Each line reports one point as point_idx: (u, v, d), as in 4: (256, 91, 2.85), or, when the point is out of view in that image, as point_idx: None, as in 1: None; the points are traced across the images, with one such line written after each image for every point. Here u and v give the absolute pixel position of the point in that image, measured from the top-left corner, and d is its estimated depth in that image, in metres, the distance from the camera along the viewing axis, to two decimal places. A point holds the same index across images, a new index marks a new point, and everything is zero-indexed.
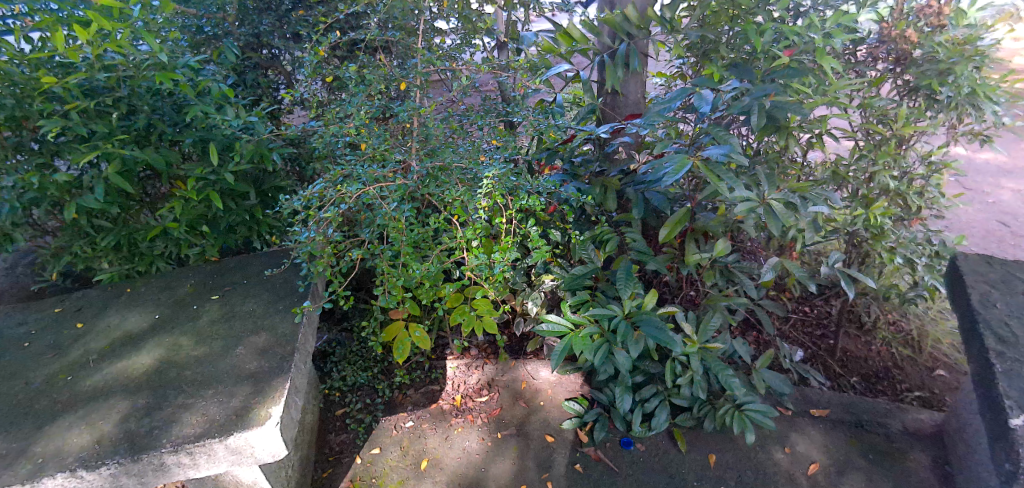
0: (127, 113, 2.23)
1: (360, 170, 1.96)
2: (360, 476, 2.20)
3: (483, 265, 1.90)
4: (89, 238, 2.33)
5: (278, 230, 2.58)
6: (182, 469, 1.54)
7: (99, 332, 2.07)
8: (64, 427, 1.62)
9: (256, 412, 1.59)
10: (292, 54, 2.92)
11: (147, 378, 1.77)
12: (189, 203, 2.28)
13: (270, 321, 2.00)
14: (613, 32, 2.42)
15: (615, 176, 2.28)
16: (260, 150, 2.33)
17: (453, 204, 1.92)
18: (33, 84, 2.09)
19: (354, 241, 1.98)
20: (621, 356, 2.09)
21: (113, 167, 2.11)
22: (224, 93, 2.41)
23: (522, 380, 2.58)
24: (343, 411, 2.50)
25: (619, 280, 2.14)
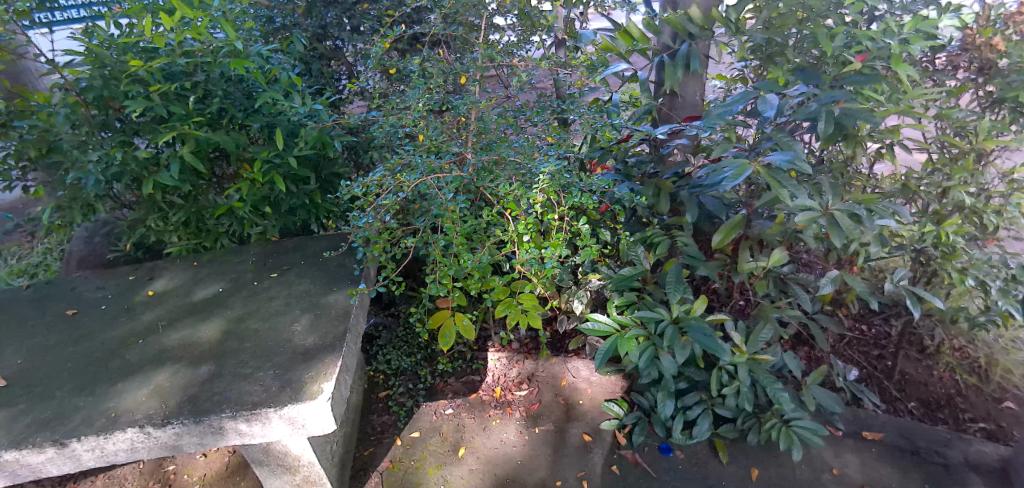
0: (203, 97, 2.36)
1: (418, 160, 2.00)
2: (400, 458, 2.26)
3: (533, 260, 1.92)
4: (161, 213, 2.50)
5: (335, 216, 2.67)
6: (239, 435, 1.63)
7: (168, 301, 2.21)
8: (134, 387, 1.74)
9: (309, 387, 1.65)
10: (357, 47, 3.02)
11: (209, 347, 1.88)
12: (254, 185, 2.39)
13: (324, 300, 2.07)
14: (675, 32, 2.38)
15: (669, 178, 2.25)
16: (323, 137, 2.41)
17: (506, 198, 1.93)
18: (120, 67, 2.26)
19: (408, 230, 2.03)
20: (666, 361, 2.06)
21: (188, 147, 2.25)
22: (291, 81, 2.51)
23: (563, 378, 2.58)
24: (386, 393, 2.58)
25: (668, 284, 2.10)
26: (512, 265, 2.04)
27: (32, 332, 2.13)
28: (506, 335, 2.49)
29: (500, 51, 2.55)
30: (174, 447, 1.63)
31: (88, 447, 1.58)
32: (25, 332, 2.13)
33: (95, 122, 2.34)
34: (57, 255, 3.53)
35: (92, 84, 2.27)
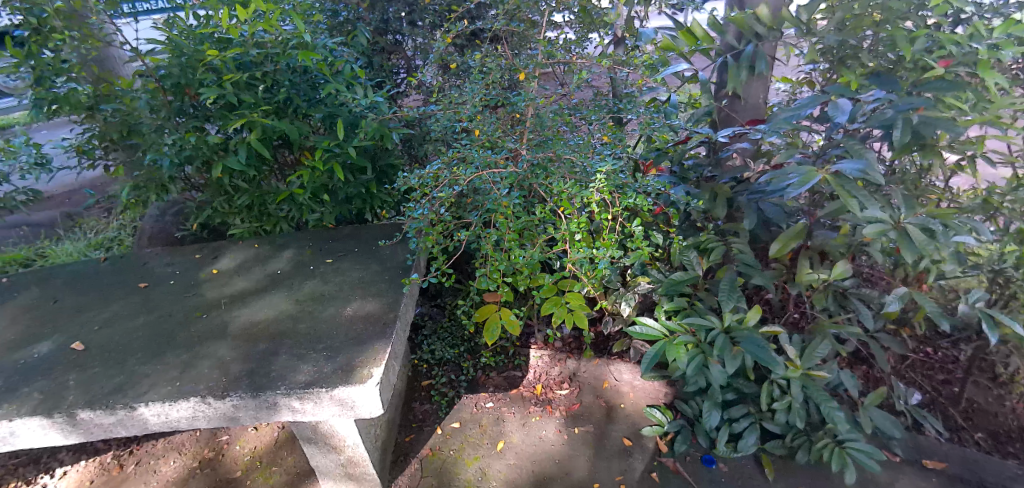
0: (271, 86, 2.45)
1: (474, 155, 2.01)
2: (439, 447, 2.31)
3: (584, 260, 1.91)
4: (227, 197, 2.65)
5: (389, 206, 2.73)
6: (291, 412, 1.70)
7: (230, 280, 2.33)
8: (198, 358, 1.84)
9: (359, 371, 1.69)
10: (417, 41, 3.08)
11: (267, 326, 1.97)
12: (315, 173, 2.48)
13: (375, 288, 2.13)
14: (741, 32, 2.30)
15: (727, 183, 2.18)
16: (382, 129, 2.47)
17: (560, 195, 1.92)
18: (197, 56, 2.39)
19: (461, 223, 2.06)
20: (716, 370, 2.00)
21: (255, 134, 2.35)
22: (354, 74, 2.58)
23: (605, 380, 2.56)
24: (428, 383, 2.63)
25: (721, 292, 2.05)
26: (562, 263, 2.03)
27: (109, 301, 2.29)
28: (551, 333, 2.49)
29: (556, 48, 2.54)
30: (231, 418, 1.71)
31: (155, 412, 1.69)
32: (102, 301, 2.30)
33: (172, 108, 2.48)
34: (131, 230, 3.79)
35: (171, 72, 2.41)
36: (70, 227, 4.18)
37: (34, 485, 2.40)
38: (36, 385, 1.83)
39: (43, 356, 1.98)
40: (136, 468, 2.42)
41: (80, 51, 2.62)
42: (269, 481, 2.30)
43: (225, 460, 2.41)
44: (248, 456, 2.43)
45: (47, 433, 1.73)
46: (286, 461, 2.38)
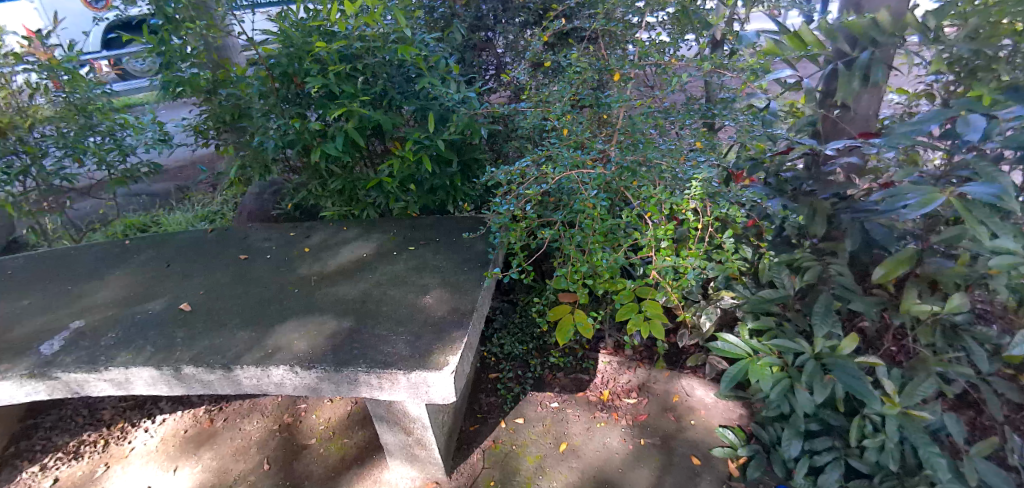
0: (370, 78, 2.56)
1: (564, 153, 2.00)
2: (503, 440, 2.35)
3: (669, 268, 1.86)
4: (322, 181, 2.81)
5: (471, 200, 2.77)
6: (369, 390, 1.77)
7: (319, 259, 2.46)
8: (288, 330, 1.96)
9: (435, 358, 1.74)
10: (509, 39, 3.10)
11: (351, 305, 2.07)
12: (404, 162, 2.56)
13: (454, 278, 2.18)
14: (857, 37, 2.14)
15: (829, 199, 2.04)
16: (471, 124, 2.51)
17: (649, 200, 1.87)
18: (305, 47, 2.54)
19: (543, 221, 2.06)
20: (803, 397, 1.89)
21: (353, 123, 2.46)
22: (448, 68, 2.63)
23: (675, 393, 2.49)
24: (496, 375, 2.67)
25: (815, 315, 1.93)
26: (645, 269, 2.00)
27: (213, 269, 2.50)
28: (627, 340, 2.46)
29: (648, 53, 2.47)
30: (314, 389, 1.81)
31: (249, 375, 1.82)
32: (207, 268, 2.51)
33: (279, 95, 2.65)
34: (233, 205, 4.11)
35: (280, 61, 2.57)
36: (181, 199, 4.58)
37: (138, 428, 2.67)
38: (150, 339, 2.03)
39: (157, 313, 2.19)
40: (224, 424, 2.63)
41: (204, 39, 2.85)
42: (340, 452, 2.42)
43: (302, 427, 2.57)
44: (322, 426, 2.56)
45: (156, 383, 1.92)
46: (357, 435, 2.49)
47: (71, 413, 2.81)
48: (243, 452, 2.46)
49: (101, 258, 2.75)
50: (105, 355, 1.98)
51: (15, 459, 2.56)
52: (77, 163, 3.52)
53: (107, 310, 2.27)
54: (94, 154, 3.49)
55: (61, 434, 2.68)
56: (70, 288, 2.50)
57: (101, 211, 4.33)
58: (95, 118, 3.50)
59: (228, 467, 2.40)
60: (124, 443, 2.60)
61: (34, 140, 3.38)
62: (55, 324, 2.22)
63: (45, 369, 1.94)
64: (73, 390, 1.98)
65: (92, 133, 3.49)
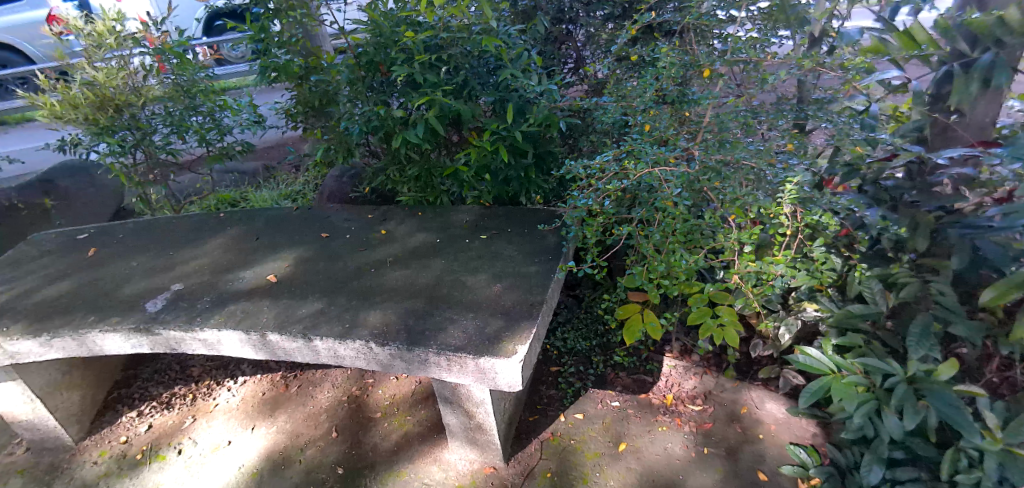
0: (453, 68, 2.59)
1: (646, 149, 1.95)
2: (561, 433, 2.35)
3: (752, 273, 1.83)
4: (401, 167, 2.91)
5: (545, 192, 2.77)
6: (437, 371, 1.82)
7: (395, 241, 2.55)
8: (364, 307, 2.05)
9: (504, 345, 1.76)
10: (590, 32, 3.06)
11: (423, 288, 2.13)
12: (481, 152, 2.59)
13: (525, 269, 2.19)
14: (980, 36, 1.94)
15: (934, 212, 1.88)
16: (551, 117, 2.50)
17: (734, 202, 1.82)
18: (393, 37, 2.61)
19: (621, 218, 2.02)
20: (889, 421, 1.77)
21: (434, 112, 2.51)
22: (530, 60, 2.62)
23: (743, 405, 2.40)
24: (557, 369, 2.67)
25: (909, 338, 1.80)
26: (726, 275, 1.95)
27: (296, 245, 2.65)
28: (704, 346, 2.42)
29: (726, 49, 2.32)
30: (386, 365, 1.89)
31: (327, 346, 1.92)
32: (291, 244, 2.67)
33: (365, 83, 2.74)
34: (314, 186, 4.32)
35: (368, 50, 2.67)
36: (268, 177, 4.88)
37: (222, 386, 2.89)
38: (240, 305, 2.18)
39: (247, 282, 2.36)
40: (298, 390, 2.79)
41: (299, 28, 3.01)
42: (403, 428, 2.51)
43: (368, 400, 2.68)
44: (387, 401, 2.67)
45: (243, 346, 2.07)
46: (419, 413, 2.57)
47: (165, 367, 3.07)
48: (314, 418, 2.61)
49: (199, 228, 2.99)
50: (200, 316, 2.15)
51: (118, 404, 2.85)
52: (180, 140, 3.82)
53: (203, 276, 2.47)
54: (196, 131, 3.78)
55: (156, 386, 2.94)
56: (172, 254, 2.73)
57: (198, 185, 4.69)
58: (198, 99, 3.79)
59: (299, 431, 2.55)
60: (209, 399, 2.82)
61: (145, 117, 3.70)
62: (158, 285, 2.44)
63: (149, 325, 2.14)
64: (171, 346, 2.17)
65: (195, 113, 3.78)
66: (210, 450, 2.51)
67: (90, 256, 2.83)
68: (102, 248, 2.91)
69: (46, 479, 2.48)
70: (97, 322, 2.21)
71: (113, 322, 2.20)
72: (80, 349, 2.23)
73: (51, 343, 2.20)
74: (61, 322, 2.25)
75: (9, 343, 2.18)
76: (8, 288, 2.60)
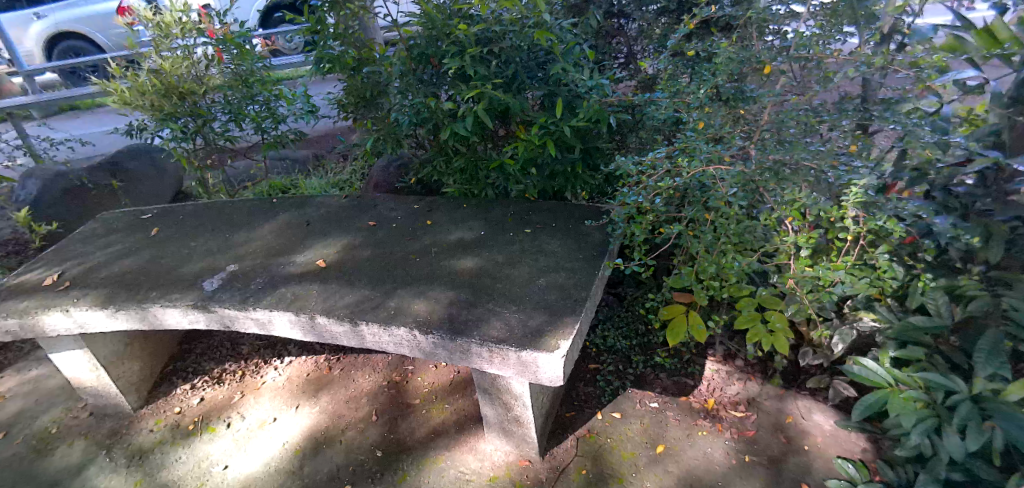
0: (504, 61, 2.60)
1: (701, 146, 1.91)
2: (598, 431, 2.34)
3: (809, 279, 1.84)
4: (448, 158, 2.94)
5: (591, 188, 2.76)
6: (479, 362, 1.84)
7: (440, 232, 2.58)
8: (409, 295, 2.09)
9: (547, 340, 1.76)
10: (642, 26, 2.99)
11: (468, 279, 2.15)
12: (529, 146, 2.58)
13: (569, 264, 2.18)
14: None
15: (1011, 222, 1.76)
16: (601, 112, 2.47)
17: (792, 204, 1.78)
18: (445, 30, 2.63)
19: (671, 217, 2.00)
20: (950, 440, 1.69)
21: (483, 105, 2.50)
22: (582, 54, 2.59)
23: (789, 415, 2.32)
24: (596, 367, 2.65)
25: (976, 354, 1.71)
26: (778, 278, 1.96)
27: (345, 232, 2.72)
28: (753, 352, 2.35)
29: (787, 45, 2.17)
30: (429, 353, 1.92)
31: (372, 332, 1.97)
32: (340, 231, 2.74)
33: (417, 75, 2.79)
34: (360, 175, 4.42)
35: (420, 43, 2.70)
36: (317, 166, 5.02)
37: (269, 365, 3.00)
38: (290, 288, 2.26)
39: (297, 266, 2.43)
40: (341, 373, 2.87)
41: (353, 19, 3.07)
42: (440, 416, 2.55)
43: (408, 386, 2.74)
44: (426, 388, 2.71)
45: (292, 327, 2.15)
46: (457, 402, 2.61)
47: (217, 344, 3.22)
48: (355, 401, 2.69)
49: (253, 212, 3.10)
50: (253, 297, 2.24)
51: (173, 377, 3.00)
52: (238, 127, 3.97)
53: (257, 258, 2.56)
54: (252, 120, 3.92)
55: (208, 361, 3.09)
56: (228, 236, 2.85)
57: (252, 171, 4.87)
58: (255, 89, 3.93)
59: (341, 412, 2.63)
60: (257, 376, 2.94)
61: (206, 105, 3.86)
62: (215, 265, 2.55)
63: (206, 303, 2.25)
64: (225, 324, 2.27)
65: (252, 102, 3.92)
66: (257, 426, 2.62)
67: (153, 235, 2.99)
68: (164, 228, 3.06)
69: (108, 443, 2.64)
70: (159, 298, 2.33)
71: (173, 298, 2.32)
72: (143, 322, 2.36)
73: (117, 315, 2.34)
74: (127, 296, 2.39)
75: (79, 312, 2.35)
76: (79, 263, 2.77)
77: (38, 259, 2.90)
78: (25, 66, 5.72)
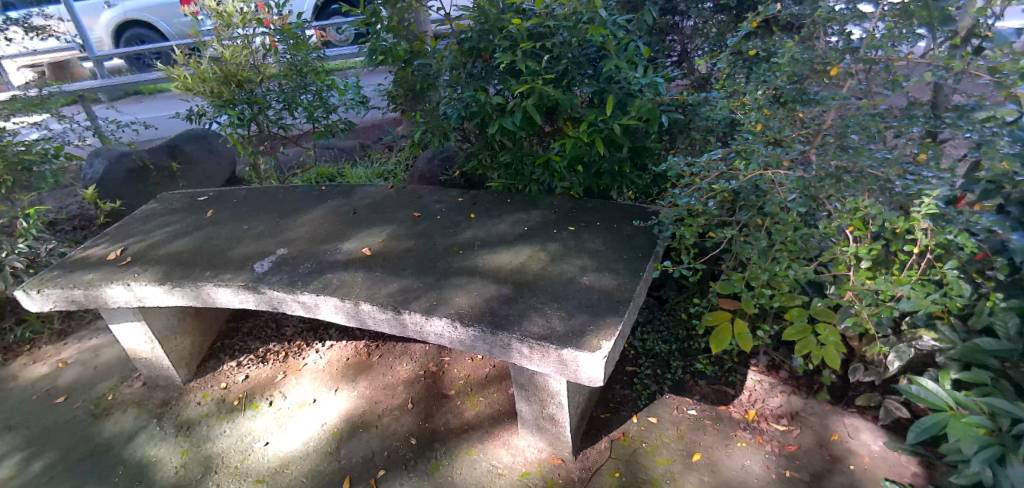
0: (555, 56, 2.57)
1: (762, 148, 1.89)
2: (633, 435, 2.31)
3: (870, 293, 1.81)
4: (494, 153, 2.95)
5: (638, 188, 2.72)
6: (518, 357, 1.85)
7: (484, 226, 2.59)
8: (451, 287, 2.11)
9: (589, 339, 1.75)
10: (697, 23, 2.92)
11: (510, 274, 2.16)
12: (577, 143, 2.56)
13: (612, 264, 2.16)
14: None
15: None
16: (653, 111, 2.42)
17: (855, 213, 1.73)
18: (498, 24, 2.63)
19: (726, 221, 2.03)
20: (1014, 471, 1.59)
21: (533, 100, 2.50)
22: (636, 51, 2.54)
23: (834, 432, 2.23)
24: (633, 369, 2.62)
25: None
26: (837, 290, 1.94)
27: (391, 222, 2.76)
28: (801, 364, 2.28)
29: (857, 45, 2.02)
30: (468, 346, 1.94)
31: (414, 321, 2.01)
32: (386, 220, 2.79)
33: (467, 69, 2.81)
34: (405, 166, 4.49)
35: (472, 36, 2.72)
36: (363, 156, 5.12)
37: (311, 348, 3.09)
38: (337, 274, 2.31)
39: (344, 253, 2.49)
40: (379, 360, 2.93)
41: (407, 12, 3.11)
42: (475, 408, 2.57)
43: (444, 377, 2.77)
44: (462, 380, 2.74)
45: (336, 312, 2.20)
46: (491, 396, 2.62)
47: (262, 324, 3.33)
48: (392, 388, 2.73)
49: (303, 199, 3.19)
50: (301, 281, 2.31)
51: (221, 353, 3.12)
52: (291, 115, 4.09)
53: (306, 244, 2.64)
54: (305, 108, 4.03)
55: (254, 340, 3.20)
56: (279, 220, 2.94)
57: (301, 159, 5.01)
58: (308, 78, 4.03)
59: (378, 398, 2.68)
60: (299, 358, 3.03)
61: (261, 93, 3.99)
62: (265, 248, 2.64)
63: (256, 284, 2.33)
64: (273, 306, 2.34)
65: (305, 91, 4.03)
66: (297, 406, 2.70)
67: (209, 216, 3.12)
68: (218, 210, 3.19)
69: (158, 412, 2.78)
70: (213, 277, 2.43)
71: (226, 278, 2.41)
72: (196, 300, 2.46)
73: (173, 292, 2.45)
74: (183, 274, 2.50)
75: (139, 287, 2.47)
76: (141, 240, 2.92)
77: (102, 235, 3.07)
78: (96, 52, 6.02)
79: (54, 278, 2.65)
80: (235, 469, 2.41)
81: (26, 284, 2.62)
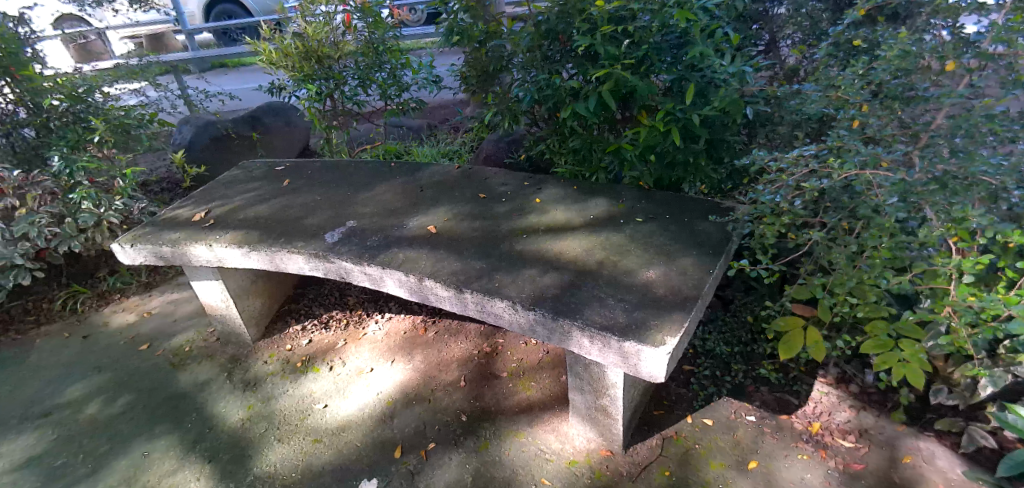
0: (635, 41, 2.49)
1: (862, 147, 1.77)
2: (687, 435, 2.25)
3: (970, 310, 1.68)
4: (564, 138, 2.92)
5: (711, 182, 2.64)
6: (578, 346, 1.84)
7: (548, 211, 2.58)
8: (513, 270, 2.12)
9: (653, 334, 1.71)
10: (790, 11, 2.75)
11: (573, 261, 2.14)
12: (651, 132, 2.52)
13: (679, 259, 2.10)
14: None
15: None
16: (737, 102, 2.31)
17: (961, 221, 1.60)
18: (579, 7, 2.57)
19: (812, 221, 1.96)
20: None
21: (609, 86, 2.45)
22: (724, 38, 2.42)
23: (906, 454, 2.09)
24: (690, 368, 2.55)
25: None
26: (934, 305, 1.81)
27: (456, 201, 2.80)
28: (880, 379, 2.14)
29: (978, 37, 1.83)
30: (527, 330, 1.95)
31: (474, 300, 2.03)
32: (451, 199, 2.83)
33: (542, 51, 2.77)
34: (471, 148, 4.53)
35: (548, 18, 2.67)
36: (430, 135, 5.20)
37: (372, 318, 3.20)
38: (402, 249, 2.37)
39: (410, 230, 2.55)
40: (435, 336, 2.99)
41: None
42: (526, 392, 2.58)
43: (497, 358, 2.79)
44: (515, 363, 2.76)
45: (400, 286, 2.26)
46: (543, 381, 2.62)
47: (327, 292, 3.48)
48: (446, 365, 2.79)
49: (374, 174, 3.28)
50: (369, 253, 2.38)
51: (288, 316, 3.29)
52: (365, 92, 4.18)
53: (374, 218, 2.71)
54: (379, 86, 4.13)
55: (319, 306, 3.35)
56: (350, 194, 3.04)
57: (371, 135, 5.15)
58: (384, 57, 4.13)
59: (432, 373, 2.75)
60: (360, 327, 3.14)
61: (339, 70, 4.11)
62: (336, 219, 2.74)
63: (326, 254, 2.42)
64: (341, 275, 2.43)
65: (380, 69, 4.12)
66: (356, 373, 2.81)
67: (285, 185, 3.26)
68: (294, 180, 3.33)
69: (229, 367, 2.96)
70: (286, 244, 2.55)
71: (299, 245, 2.52)
72: (271, 264, 2.59)
73: (250, 255, 2.59)
74: (260, 238, 2.63)
75: (220, 248, 2.63)
76: (223, 204, 3.10)
77: (189, 197, 3.28)
78: (189, 25, 6.38)
79: (146, 234, 2.86)
80: (296, 426, 2.54)
81: (122, 238, 2.84)
